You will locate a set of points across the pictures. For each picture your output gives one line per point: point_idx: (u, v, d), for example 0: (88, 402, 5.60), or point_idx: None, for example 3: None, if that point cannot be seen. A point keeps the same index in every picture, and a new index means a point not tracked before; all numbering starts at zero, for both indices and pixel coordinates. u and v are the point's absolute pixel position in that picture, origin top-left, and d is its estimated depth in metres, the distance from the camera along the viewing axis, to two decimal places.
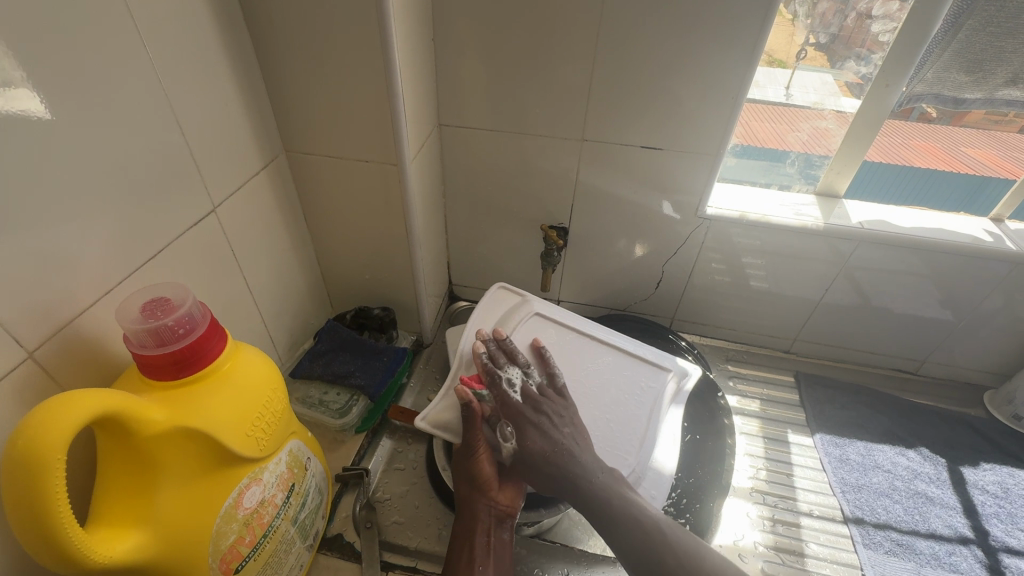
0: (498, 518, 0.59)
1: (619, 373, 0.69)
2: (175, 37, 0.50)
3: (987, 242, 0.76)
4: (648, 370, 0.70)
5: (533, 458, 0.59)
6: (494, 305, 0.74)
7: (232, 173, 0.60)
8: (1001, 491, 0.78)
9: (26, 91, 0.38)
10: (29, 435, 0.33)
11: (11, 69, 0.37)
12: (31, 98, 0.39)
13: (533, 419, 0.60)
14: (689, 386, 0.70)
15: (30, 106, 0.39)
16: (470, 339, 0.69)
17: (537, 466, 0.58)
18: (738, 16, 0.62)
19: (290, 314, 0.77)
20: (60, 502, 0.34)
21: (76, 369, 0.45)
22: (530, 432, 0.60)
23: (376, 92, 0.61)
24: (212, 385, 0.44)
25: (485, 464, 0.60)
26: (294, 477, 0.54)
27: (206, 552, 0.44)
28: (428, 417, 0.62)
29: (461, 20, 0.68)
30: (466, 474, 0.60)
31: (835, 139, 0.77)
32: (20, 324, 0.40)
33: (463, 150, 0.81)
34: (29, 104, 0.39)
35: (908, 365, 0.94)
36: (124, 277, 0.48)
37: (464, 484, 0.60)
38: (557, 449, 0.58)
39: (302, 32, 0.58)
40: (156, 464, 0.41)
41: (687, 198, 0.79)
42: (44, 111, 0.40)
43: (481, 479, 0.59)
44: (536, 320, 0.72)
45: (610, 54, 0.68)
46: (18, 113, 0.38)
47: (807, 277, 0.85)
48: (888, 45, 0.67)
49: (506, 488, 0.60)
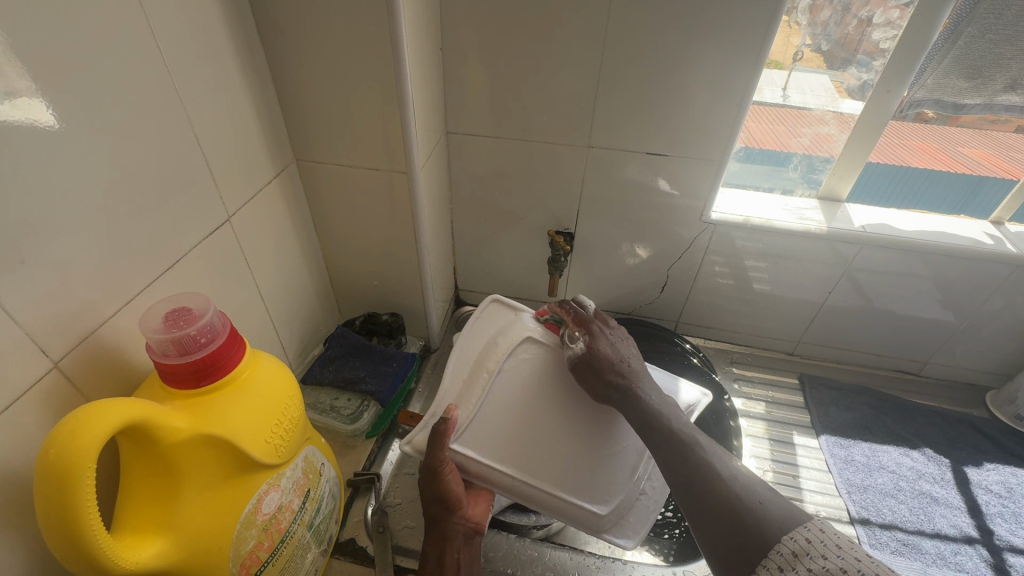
0: (465, 535, 0.59)
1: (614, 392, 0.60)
2: (190, 49, 0.50)
3: (988, 245, 0.77)
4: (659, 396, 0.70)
5: (601, 356, 0.57)
6: (485, 320, 0.66)
7: (244, 182, 0.61)
8: (1005, 490, 0.78)
9: (33, 100, 0.38)
10: (60, 445, 0.34)
11: (21, 79, 0.37)
12: (42, 107, 0.39)
13: (604, 335, 0.60)
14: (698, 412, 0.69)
15: (38, 115, 0.38)
16: (459, 362, 0.63)
17: (603, 367, 0.56)
18: (742, 23, 0.63)
19: (300, 320, 0.78)
20: (90, 511, 0.35)
21: (98, 379, 0.46)
22: (602, 337, 0.59)
23: (386, 102, 0.62)
24: (232, 393, 0.45)
25: (454, 479, 0.58)
26: (309, 483, 0.54)
27: (226, 558, 0.45)
28: (412, 442, 0.60)
29: (469, 28, 0.69)
30: (435, 496, 0.58)
31: (837, 144, 0.78)
32: (46, 335, 0.41)
33: (470, 157, 0.82)
34: (36, 112, 0.38)
35: (911, 366, 0.95)
36: (143, 288, 0.49)
37: (434, 505, 0.58)
38: (622, 360, 0.58)
39: (314, 45, 0.59)
40: (179, 471, 0.41)
41: (691, 203, 0.80)
42: (50, 119, 0.39)
43: (450, 499, 0.58)
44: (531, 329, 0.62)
45: (614, 60, 0.69)
46: (29, 123, 0.38)
47: (811, 281, 0.86)
48: (889, 51, 0.68)
49: (475, 504, 0.61)
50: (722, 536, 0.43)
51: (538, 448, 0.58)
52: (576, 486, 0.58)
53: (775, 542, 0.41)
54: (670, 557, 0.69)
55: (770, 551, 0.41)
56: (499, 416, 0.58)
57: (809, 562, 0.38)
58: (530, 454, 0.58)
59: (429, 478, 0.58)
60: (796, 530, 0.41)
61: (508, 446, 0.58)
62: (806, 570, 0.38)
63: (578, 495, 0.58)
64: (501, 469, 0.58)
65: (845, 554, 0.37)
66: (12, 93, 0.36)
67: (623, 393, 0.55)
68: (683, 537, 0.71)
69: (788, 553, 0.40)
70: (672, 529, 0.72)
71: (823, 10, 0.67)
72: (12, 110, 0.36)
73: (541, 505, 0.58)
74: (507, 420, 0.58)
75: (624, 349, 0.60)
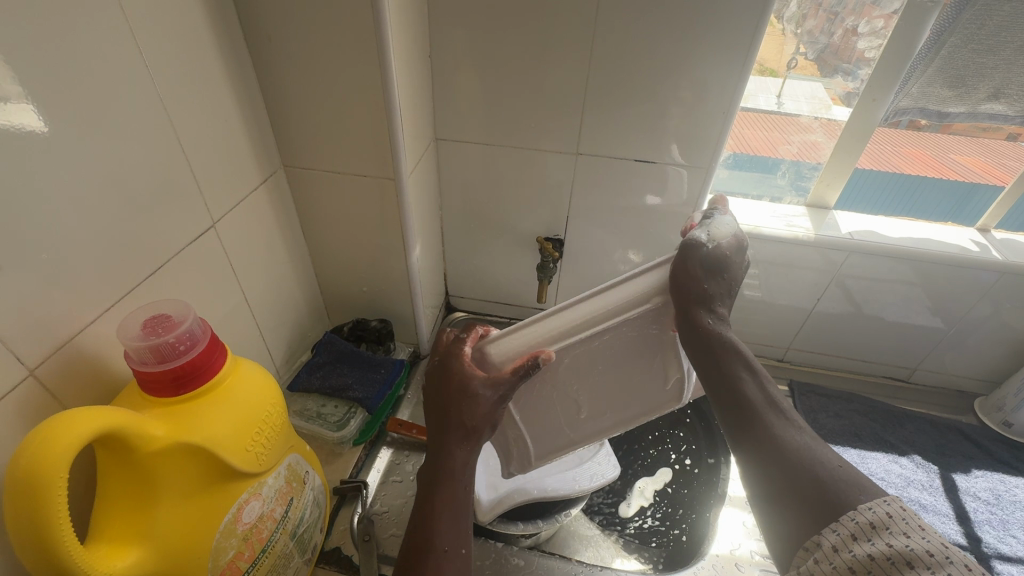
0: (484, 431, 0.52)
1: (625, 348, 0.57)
2: (174, 55, 0.50)
3: (974, 252, 0.78)
4: None
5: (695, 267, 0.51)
6: None
7: (231, 187, 0.61)
8: (993, 497, 0.78)
9: (21, 105, 0.38)
10: (31, 455, 0.33)
11: (4, 85, 0.37)
12: (29, 114, 0.39)
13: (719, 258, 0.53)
14: None
15: (26, 120, 0.39)
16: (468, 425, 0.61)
17: (696, 283, 0.51)
18: (731, 28, 0.64)
19: (288, 326, 0.77)
20: (63, 523, 0.35)
21: (76, 387, 0.45)
22: (721, 252, 0.53)
23: (374, 107, 0.62)
24: (211, 400, 0.44)
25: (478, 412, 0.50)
26: (293, 491, 0.54)
27: (205, 568, 0.44)
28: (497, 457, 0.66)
29: (457, 35, 0.70)
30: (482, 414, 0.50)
31: (825, 151, 0.78)
32: (22, 343, 0.40)
33: (460, 162, 0.82)
34: (24, 118, 0.39)
35: (900, 373, 0.95)
36: (124, 294, 0.49)
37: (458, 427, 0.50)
38: (716, 280, 0.52)
39: (302, 52, 0.59)
40: (156, 479, 0.41)
41: (680, 209, 0.80)
42: (39, 124, 0.40)
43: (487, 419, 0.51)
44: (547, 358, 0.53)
45: (603, 67, 0.69)
46: (16, 129, 0.38)
47: (801, 287, 0.86)
48: (874, 61, 0.69)
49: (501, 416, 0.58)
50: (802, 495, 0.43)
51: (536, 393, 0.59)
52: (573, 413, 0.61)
53: (852, 511, 0.39)
54: (660, 565, 0.69)
55: (843, 516, 0.40)
56: (534, 419, 0.61)
57: (889, 538, 0.36)
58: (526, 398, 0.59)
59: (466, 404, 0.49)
60: (876, 502, 0.39)
61: (558, 423, 0.61)
62: (885, 545, 0.36)
63: (573, 425, 0.61)
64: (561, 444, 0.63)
65: (930, 537, 0.35)
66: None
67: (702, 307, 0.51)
68: (671, 544, 0.72)
69: (866, 523, 0.38)
70: (660, 538, 0.73)
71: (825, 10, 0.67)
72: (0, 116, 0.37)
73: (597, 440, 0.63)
74: (543, 414, 0.61)
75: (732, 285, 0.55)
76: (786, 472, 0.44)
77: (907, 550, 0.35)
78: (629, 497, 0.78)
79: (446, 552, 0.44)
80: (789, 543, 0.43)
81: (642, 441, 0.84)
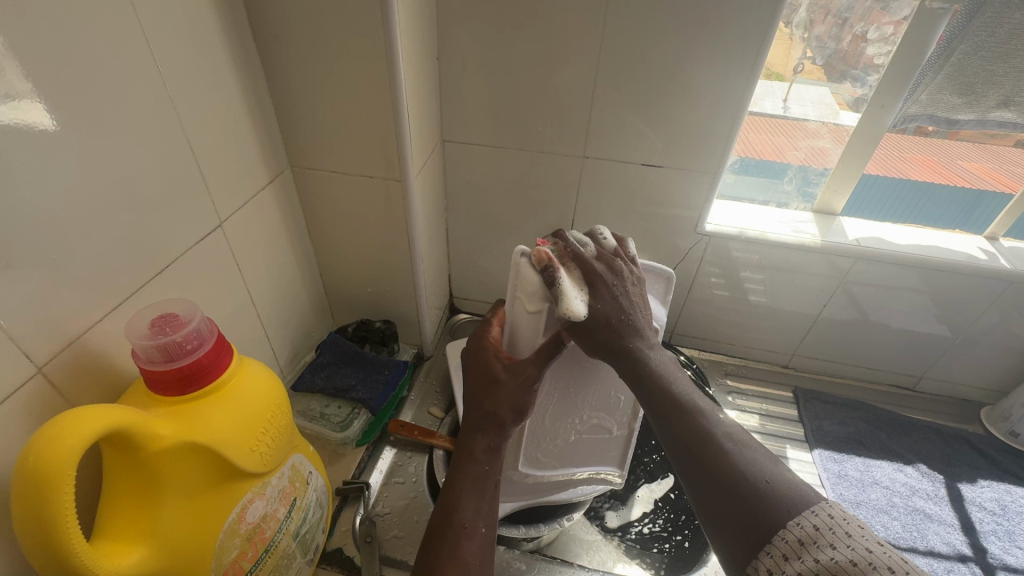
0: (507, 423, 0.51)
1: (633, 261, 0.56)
2: (185, 55, 0.51)
3: (982, 260, 0.77)
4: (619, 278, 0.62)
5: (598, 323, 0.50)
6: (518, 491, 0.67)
7: (238, 187, 0.61)
8: (999, 508, 0.78)
9: (32, 102, 0.38)
10: (39, 452, 0.33)
11: (14, 81, 0.37)
12: (38, 110, 0.39)
13: (607, 289, 0.51)
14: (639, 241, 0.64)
15: (36, 118, 0.39)
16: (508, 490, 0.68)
17: (607, 337, 0.50)
18: (738, 33, 0.64)
19: (293, 325, 0.78)
20: (68, 520, 0.35)
21: (84, 384, 0.45)
22: (602, 292, 0.50)
23: (381, 109, 0.62)
24: (217, 400, 0.44)
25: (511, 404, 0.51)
26: (296, 491, 0.54)
27: (208, 568, 0.44)
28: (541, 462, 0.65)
29: (465, 37, 0.70)
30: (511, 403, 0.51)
31: (832, 157, 0.78)
32: (31, 340, 0.41)
33: (466, 164, 0.82)
34: (34, 114, 0.39)
35: (906, 381, 0.94)
36: (132, 293, 0.49)
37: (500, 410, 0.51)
38: (626, 316, 0.51)
39: (311, 53, 0.59)
40: (160, 479, 0.41)
41: (686, 214, 0.80)
42: (48, 122, 0.40)
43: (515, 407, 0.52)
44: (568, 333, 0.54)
45: (610, 71, 0.69)
46: (23, 125, 0.38)
47: (807, 292, 0.86)
48: (883, 68, 0.69)
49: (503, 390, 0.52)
50: (738, 522, 0.39)
51: (563, 388, 0.61)
52: (598, 407, 0.63)
53: (781, 527, 0.37)
54: (662, 571, 0.69)
55: (775, 536, 0.37)
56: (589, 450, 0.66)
57: (816, 552, 0.34)
58: (556, 382, 0.60)
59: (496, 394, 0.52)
60: (803, 514, 0.37)
61: (601, 428, 0.65)
62: (813, 561, 0.34)
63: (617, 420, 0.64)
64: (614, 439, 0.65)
65: (856, 544, 0.33)
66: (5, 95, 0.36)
67: (619, 349, 0.51)
68: (673, 551, 0.72)
69: (795, 541, 0.36)
70: (661, 544, 0.72)
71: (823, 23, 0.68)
72: (9, 112, 0.37)
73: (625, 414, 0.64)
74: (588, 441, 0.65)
75: (634, 295, 0.52)
76: (732, 512, 0.40)
77: (832, 564, 0.33)
78: (629, 504, 0.77)
79: (465, 526, 0.45)
80: (733, 568, 0.39)
81: (646, 446, 0.84)
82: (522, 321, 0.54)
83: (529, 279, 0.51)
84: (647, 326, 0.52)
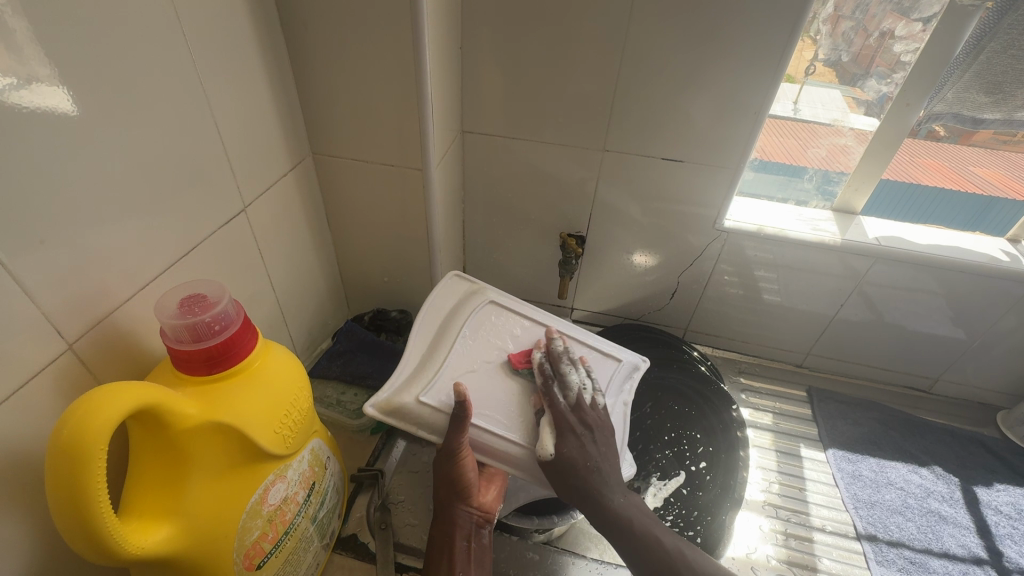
0: (475, 522, 0.59)
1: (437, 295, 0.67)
2: (214, 38, 0.51)
3: (1004, 262, 0.76)
4: (446, 314, 0.65)
5: (570, 469, 0.54)
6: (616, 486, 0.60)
7: (261, 173, 0.61)
8: (1015, 512, 0.77)
9: (53, 86, 0.38)
10: (73, 425, 0.33)
11: (50, 59, 0.37)
12: (62, 96, 0.39)
13: (578, 431, 0.56)
14: (456, 275, 0.70)
15: (57, 103, 0.38)
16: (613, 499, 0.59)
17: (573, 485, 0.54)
18: (767, 29, 0.63)
19: (310, 314, 0.78)
20: (100, 494, 0.35)
21: (112, 363, 0.46)
22: (569, 438, 0.55)
23: (405, 98, 0.62)
24: (242, 382, 0.45)
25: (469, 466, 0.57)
26: (315, 475, 0.54)
27: (231, 548, 0.45)
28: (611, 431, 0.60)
29: (489, 28, 0.69)
30: (449, 481, 0.57)
31: (852, 157, 0.78)
32: (62, 316, 0.41)
33: (485, 156, 0.82)
34: (55, 100, 0.38)
35: (921, 383, 0.94)
36: (159, 274, 0.49)
37: (445, 489, 0.58)
38: (591, 464, 0.55)
39: (335, 41, 0.59)
40: (188, 457, 0.41)
41: (704, 211, 0.80)
42: (70, 107, 0.39)
43: (461, 484, 0.57)
44: (477, 398, 0.58)
45: (635, 64, 0.69)
46: (47, 111, 0.38)
47: (823, 292, 0.85)
48: (909, 65, 0.68)
49: (487, 490, 0.62)
50: None
51: (516, 404, 0.58)
52: None
53: None
54: None
55: None
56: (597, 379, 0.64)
57: None
58: (507, 408, 0.58)
59: (452, 465, 0.56)
60: None
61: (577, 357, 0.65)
62: None
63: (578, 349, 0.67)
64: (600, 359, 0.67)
65: None
66: (25, 71, 0.36)
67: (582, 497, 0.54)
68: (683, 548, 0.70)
69: None
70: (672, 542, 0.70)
71: (843, 22, 0.68)
72: (30, 96, 0.36)
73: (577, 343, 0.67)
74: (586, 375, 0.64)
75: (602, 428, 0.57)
76: None
77: None
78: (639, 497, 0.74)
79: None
80: None
81: (656, 441, 0.79)
82: (431, 415, 0.55)
83: (399, 404, 0.56)
84: (607, 455, 0.56)
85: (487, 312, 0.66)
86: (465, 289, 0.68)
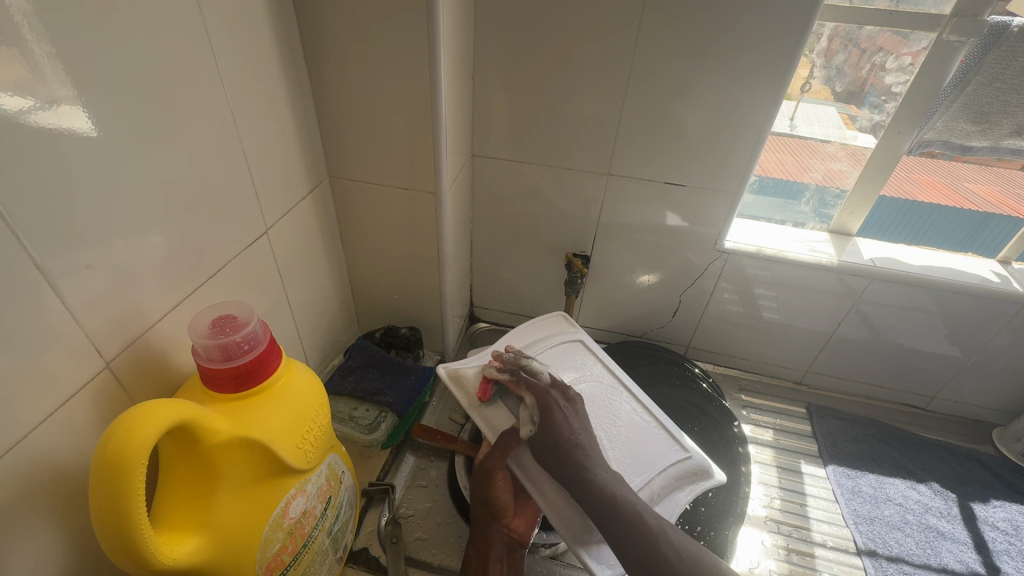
0: (509, 545, 0.62)
1: (530, 327, 0.79)
2: (243, 71, 0.54)
3: (994, 283, 0.79)
4: (537, 336, 0.77)
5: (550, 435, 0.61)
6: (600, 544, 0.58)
7: (282, 196, 0.64)
8: (1011, 528, 0.79)
9: (74, 110, 0.39)
10: (117, 441, 0.35)
11: (96, 95, 0.40)
12: (83, 118, 0.39)
13: (557, 402, 0.64)
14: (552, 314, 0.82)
15: (78, 125, 0.39)
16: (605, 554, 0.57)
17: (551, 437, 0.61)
18: (762, 61, 0.67)
19: (323, 330, 0.80)
20: (138, 509, 0.37)
21: (143, 380, 0.48)
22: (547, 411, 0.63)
23: (420, 125, 0.65)
24: (267, 399, 0.47)
25: (504, 488, 0.64)
26: (332, 489, 0.56)
27: (254, 560, 0.46)
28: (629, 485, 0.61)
29: (499, 58, 0.73)
30: (483, 500, 0.64)
31: (848, 180, 0.81)
32: (101, 335, 0.43)
33: (493, 178, 0.85)
34: (76, 122, 0.39)
35: (918, 400, 0.96)
36: (187, 295, 0.52)
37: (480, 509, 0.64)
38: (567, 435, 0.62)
39: (355, 72, 0.63)
40: (217, 472, 0.43)
41: (705, 231, 0.83)
42: (89, 128, 0.40)
43: (495, 504, 0.63)
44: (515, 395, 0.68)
45: (638, 93, 0.72)
46: (69, 132, 0.38)
47: (821, 310, 0.88)
48: (900, 95, 0.71)
49: (519, 518, 0.64)
50: None
51: None
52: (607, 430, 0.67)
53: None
54: None
55: None
56: (647, 453, 0.65)
57: None
58: None
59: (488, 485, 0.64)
60: None
61: (640, 433, 0.67)
62: None
63: (645, 423, 0.68)
64: (671, 440, 0.66)
65: None
66: (65, 103, 0.38)
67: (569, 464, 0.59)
68: None
69: None
70: None
71: (838, 48, 0.71)
72: (55, 119, 0.37)
73: (651, 416, 0.69)
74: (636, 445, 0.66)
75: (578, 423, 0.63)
76: None
77: None
78: None
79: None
80: None
81: None
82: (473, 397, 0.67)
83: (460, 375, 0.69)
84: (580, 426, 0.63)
85: (573, 347, 0.77)
86: (564, 324, 0.80)
